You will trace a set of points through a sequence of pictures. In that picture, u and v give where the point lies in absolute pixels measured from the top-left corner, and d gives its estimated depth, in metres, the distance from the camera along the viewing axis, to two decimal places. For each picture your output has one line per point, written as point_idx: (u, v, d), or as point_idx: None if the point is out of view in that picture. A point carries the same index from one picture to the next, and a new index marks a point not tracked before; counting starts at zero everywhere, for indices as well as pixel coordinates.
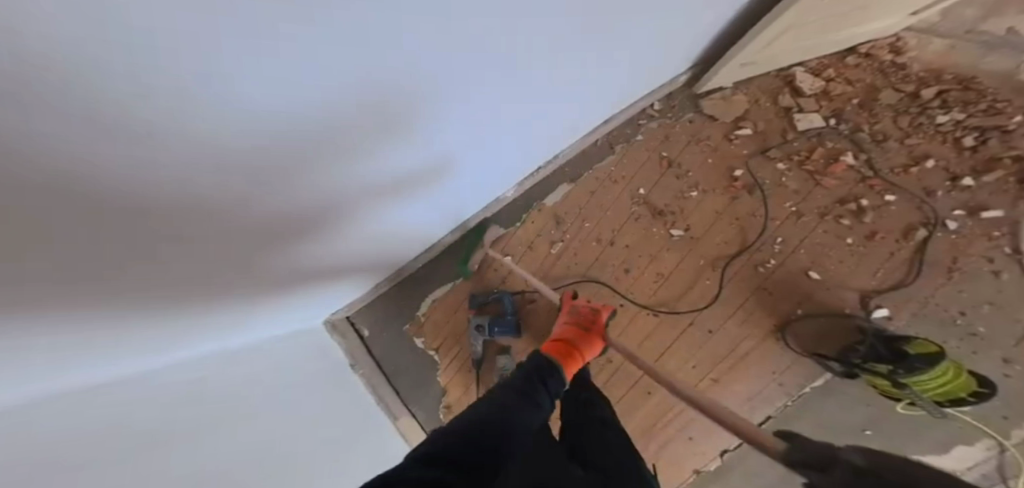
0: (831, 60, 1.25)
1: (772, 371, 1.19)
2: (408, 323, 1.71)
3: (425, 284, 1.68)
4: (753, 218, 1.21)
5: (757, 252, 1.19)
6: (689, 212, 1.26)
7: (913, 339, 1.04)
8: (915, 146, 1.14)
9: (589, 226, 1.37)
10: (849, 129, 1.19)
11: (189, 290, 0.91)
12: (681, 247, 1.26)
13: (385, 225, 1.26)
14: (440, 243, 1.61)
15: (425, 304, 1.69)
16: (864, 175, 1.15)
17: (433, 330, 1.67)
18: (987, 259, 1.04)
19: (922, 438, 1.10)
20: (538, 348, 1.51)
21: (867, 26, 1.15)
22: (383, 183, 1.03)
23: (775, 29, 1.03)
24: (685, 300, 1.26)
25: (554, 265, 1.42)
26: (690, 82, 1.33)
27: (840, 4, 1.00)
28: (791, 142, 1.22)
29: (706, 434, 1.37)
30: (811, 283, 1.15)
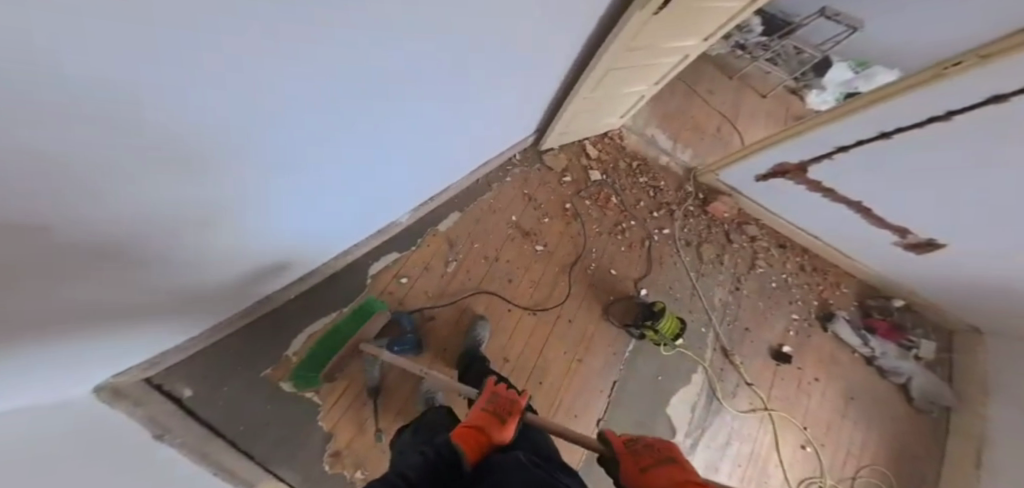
0: (598, 137, 2.08)
1: (613, 351, 1.84)
2: (269, 367, 1.42)
3: (298, 318, 1.52)
4: (578, 235, 1.89)
5: (583, 257, 1.88)
6: (545, 232, 1.86)
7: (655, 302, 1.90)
8: (636, 194, 2.02)
9: (478, 246, 1.78)
10: (611, 183, 2.02)
11: (198, 215, 0.85)
12: (543, 258, 1.83)
13: (224, 242, 1.00)
14: (329, 267, 1.59)
15: (297, 339, 1.49)
16: (621, 208, 1.98)
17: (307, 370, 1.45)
18: (675, 256, 2.02)
19: (679, 370, 1.95)
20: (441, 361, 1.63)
21: (603, 122, 1.97)
22: (255, 175, 0.86)
23: (595, 77, 1.61)
24: (552, 298, 1.81)
25: (451, 282, 1.72)
26: (537, 140, 1.88)
27: (608, 88, 1.73)
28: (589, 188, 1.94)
29: (586, 414, 1.72)
30: (612, 277, 1.91)
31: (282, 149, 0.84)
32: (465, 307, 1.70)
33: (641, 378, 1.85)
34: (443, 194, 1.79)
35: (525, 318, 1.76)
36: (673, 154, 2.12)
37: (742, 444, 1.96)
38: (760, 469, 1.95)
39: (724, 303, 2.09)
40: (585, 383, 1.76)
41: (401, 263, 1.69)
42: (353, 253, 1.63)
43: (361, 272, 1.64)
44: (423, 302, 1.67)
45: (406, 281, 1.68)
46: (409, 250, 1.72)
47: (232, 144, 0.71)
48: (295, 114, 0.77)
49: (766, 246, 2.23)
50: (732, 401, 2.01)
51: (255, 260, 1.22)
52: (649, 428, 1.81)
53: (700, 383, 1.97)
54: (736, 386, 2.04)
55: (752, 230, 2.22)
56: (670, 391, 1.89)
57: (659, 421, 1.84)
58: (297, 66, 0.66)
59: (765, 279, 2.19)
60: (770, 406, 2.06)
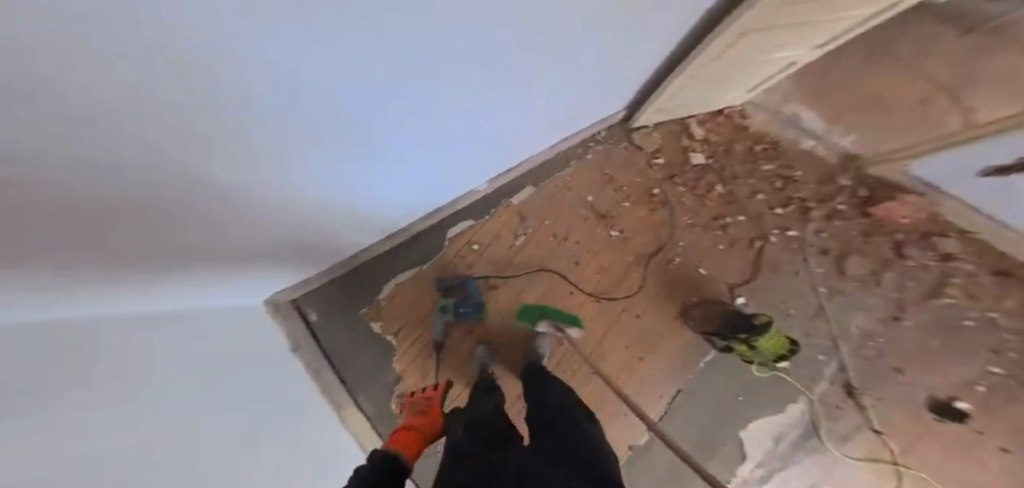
0: (708, 116, 1.77)
1: (681, 355, 1.67)
2: (365, 307, 1.73)
3: (388, 270, 1.74)
4: (664, 225, 1.70)
5: (667, 250, 1.68)
6: (624, 217, 1.71)
7: (757, 314, 1.61)
8: (752, 185, 1.70)
9: (548, 223, 1.72)
10: (718, 167, 1.73)
11: (244, 227, 0.99)
12: (617, 245, 1.69)
13: (258, 215, 0.99)
14: (415, 229, 1.73)
15: (386, 289, 1.74)
16: (727, 198, 1.70)
17: (392, 315, 1.72)
18: (795, 266, 1.65)
19: (771, 395, 1.65)
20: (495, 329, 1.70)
21: (722, 97, 1.57)
22: (270, 162, 0.81)
23: (707, 58, 1.24)
24: (620, 288, 1.68)
25: (518, 255, 1.72)
26: (625, 120, 1.76)
27: (731, 65, 1.32)
28: (686, 173, 1.73)
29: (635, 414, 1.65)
30: (700, 276, 1.67)
31: (302, 138, 0.79)
32: (528, 282, 1.71)
33: (715, 393, 1.65)
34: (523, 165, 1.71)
35: (588, 303, 1.68)
36: (822, 139, 1.69)
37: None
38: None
39: (861, 328, 1.63)
40: (644, 382, 1.66)
41: (474, 232, 1.74)
42: (436, 218, 1.73)
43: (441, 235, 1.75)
44: (489, 271, 1.73)
45: (477, 248, 1.74)
46: (483, 219, 1.74)
47: (245, 183, 0.82)
48: (305, 112, 0.71)
49: (968, 268, 1.59)
50: (840, 443, 1.64)
51: (325, 228, 1.32)
52: (713, 442, 1.63)
53: (796, 412, 1.65)
54: (852, 429, 1.64)
55: (943, 241, 1.60)
56: (749, 412, 1.65)
57: (727, 440, 1.64)
58: (288, 128, 0.74)
59: (945, 311, 1.60)
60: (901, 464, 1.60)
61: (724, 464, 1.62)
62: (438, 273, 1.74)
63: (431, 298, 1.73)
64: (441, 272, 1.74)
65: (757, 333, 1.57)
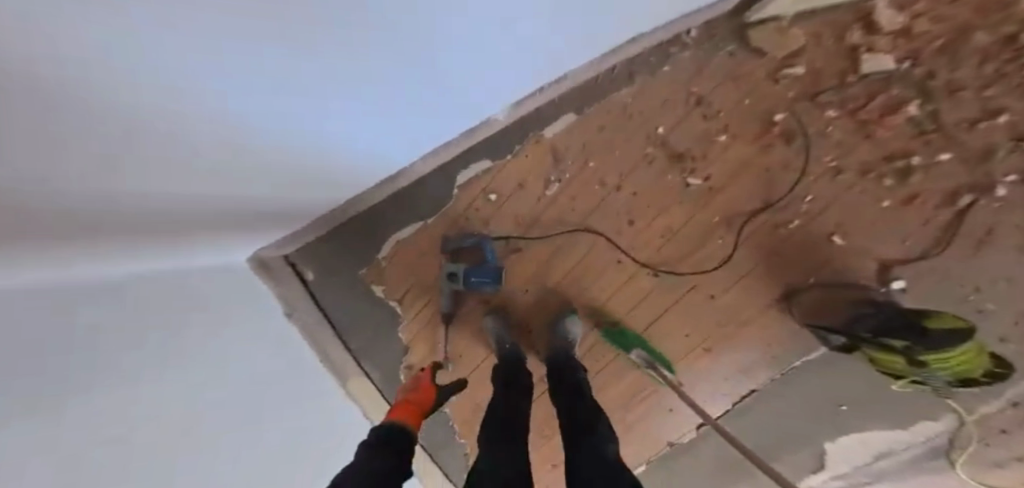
0: None
1: (768, 345, 1.20)
2: (365, 267, 1.40)
3: (392, 222, 1.34)
4: (786, 168, 1.00)
5: (786, 209, 1.02)
6: (712, 157, 1.04)
7: (939, 313, 0.98)
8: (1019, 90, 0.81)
9: (591, 168, 1.16)
10: (924, 72, 0.86)
11: (151, 186, 0.65)
12: (694, 199, 1.09)
13: (182, 160, 0.64)
14: (416, 175, 1.26)
15: (387, 245, 1.37)
16: (922, 125, 0.89)
17: (396, 277, 1.40)
18: None
19: (898, 411, 1.24)
20: (532, 289, 1.32)
21: None
22: (264, 80, 0.57)
23: None
24: (688, 261, 1.16)
25: (549, 208, 1.23)
26: (740, 6, 0.96)
27: None
28: (850, 87, 0.91)
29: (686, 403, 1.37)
30: (834, 249, 1.03)
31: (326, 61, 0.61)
32: (560, 246, 1.25)
33: (813, 402, 1.28)
34: (563, 81, 1.08)
35: (641, 276, 1.22)
36: None
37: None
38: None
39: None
40: (706, 375, 1.28)
41: (489, 178, 1.25)
42: (443, 158, 1.23)
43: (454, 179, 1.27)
44: (509, 230, 1.28)
45: (494, 199, 1.26)
46: (502, 159, 1.22)
47: (149, 113, 0.50)
48: (343, 23, 0.55)
49: None
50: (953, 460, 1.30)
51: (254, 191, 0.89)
52: (783, 443, 1.39)
53: (917, 430, 1.27)
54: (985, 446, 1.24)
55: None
56: (845, 423, 1.30)
57: (805, 442, 1.38)
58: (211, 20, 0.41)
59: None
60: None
61: (790, 460, 1.43)
62: (445, 231, 1.33)
63: (436, 259, 1.36)
64: (450, 230, 1.32)
65: (933, 344, 0.96)
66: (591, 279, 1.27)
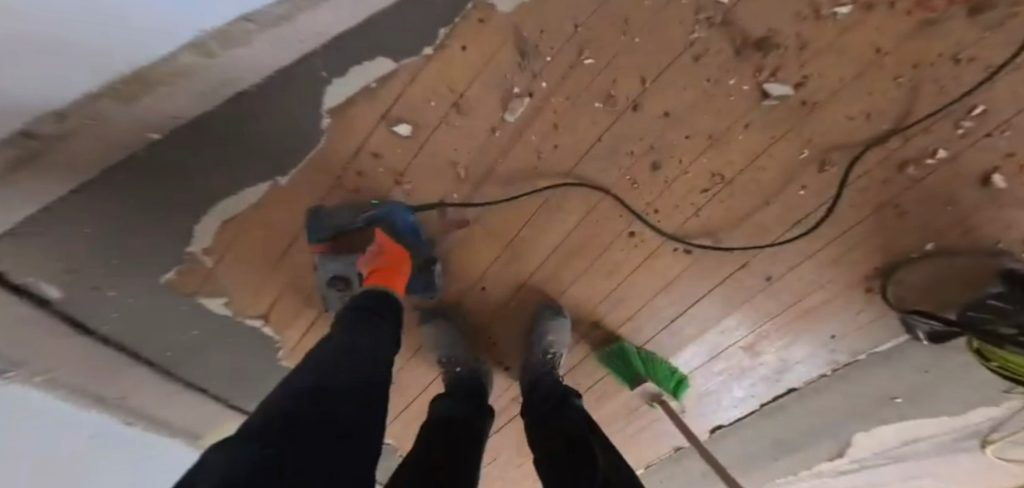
0: None
1: (831, 336, 0.85)
2: (169, 272, 0.78)
3: (210, 176, 0.67)
4: (950, 64, 0.55)
5: (924, 136, 0.62)
6: (835, 42, 0.56)
7: None
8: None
9: (587, 73, 0.63)
10: None
11: None
12: (771, 124, 0.64)
13: None
14: (222, 89, 0.58)
15: (203, 230, 0.75)
16: None
17: (245, 280, 0.85)
18: None
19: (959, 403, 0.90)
20: (485, 287, 0.86)
21: None
22: None
23: None
24: (744, 224, 0.73)
25: (507, 150, 0.71)
26: None
27: None
28: None
29: (696, 410, 1.01)
30: (981, 196, 0.66)
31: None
32: (539, 209, 0.76)
33: (855, 394, 0.92)
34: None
35: (664, 253, 0.78)
36: None
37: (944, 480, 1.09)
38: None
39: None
40: (737, 374, 0.93)
41: (394, 95, 0.67)
42: (274, 54, 0.56)
43: (308, 94, 0.63)
44: (449, 189, 0.76)
45: (408, 133, 0.71)
46: (415, 59, 0.63)
47: None
48: None
49: None
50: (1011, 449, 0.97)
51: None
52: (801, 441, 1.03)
53: (977, 419, 0.93)
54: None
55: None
56: (890, 420, 0.95)
57: (827, 440, 1.02)
58: None
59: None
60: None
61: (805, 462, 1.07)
62: (323, 196, 0.77)
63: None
64: (329, 197, 0.77)
65: None
66: (582, 265, 0.81)
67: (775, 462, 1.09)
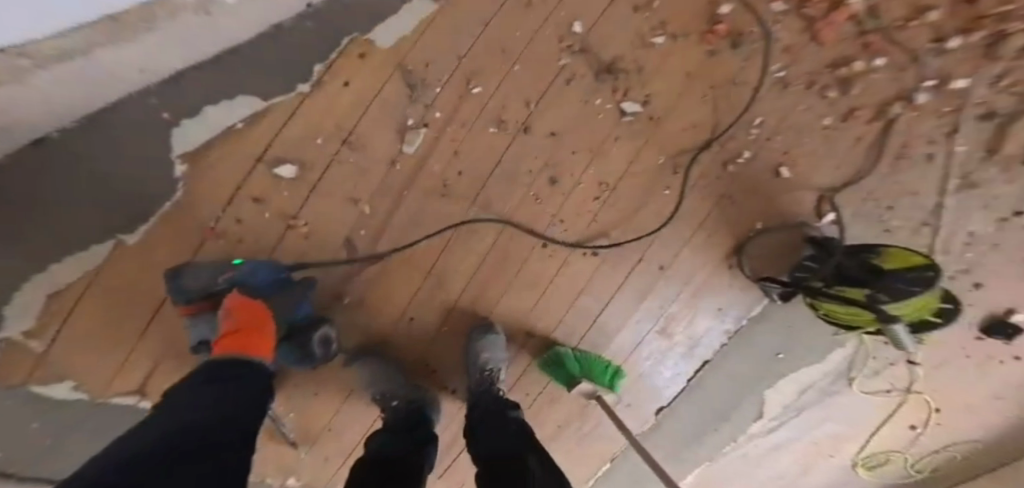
0: None
1: (718, 308, 1.01)
2: None
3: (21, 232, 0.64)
4: (732, 86, 0.82)
5: (732, 141, 0.86)
6: (654, 70, 0.80)
7: (893, 251, 0.84)
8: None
9: (481, 100, 0.78)
10: None
11: None
12: (636, 136, 0.84)
13: None
14: (15, 133, 0.58)
15: (25, 303, 0.67)
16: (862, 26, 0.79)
17: (109, 349, 0.73)
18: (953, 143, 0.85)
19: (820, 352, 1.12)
20: (413, 318, 0.86)
21: None
22: None
23: None
24: (628, 223, 0.88)
25: (417, 179, 0.80)
26: None
27: None
28: None
29: (640, 400, 1.09)
30: (778, 184, 0.90)
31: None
32: (457, 229, 0.84)
33: (750, 355, 1.09)
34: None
35: (575, 260, 0.89)
36: None
37: (844, 424, 1.26)
38: (858, 448, 1.32)
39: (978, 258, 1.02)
40: (655, 361, 1.04)
41: (267, 134, 0.73)
42: (73, 92, 0.57)
43: (142, 137, 0.66)
44: (352, 225, 0.80)
45: (291, 173, 0.75)
46: (291, 95, 0.72)
47: None
48: None
49: None
50: (869, 381, 1.20)
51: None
52: (731, 405, 1.14)
53: (839, 361, 1.15)
54: (898, 351, 1.16)
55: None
56: (788, 374, 1.13)
57: (747, 404, 1.15)
58: None
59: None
60: (939, 409, 1.25)
61: (737, 429, 1.18)
62: (197, 250, 0.74)
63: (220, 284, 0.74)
64: (205, 247, 0.75)
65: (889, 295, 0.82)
66: (507, 280, 0.88)
67: (716, 432, 1.17)
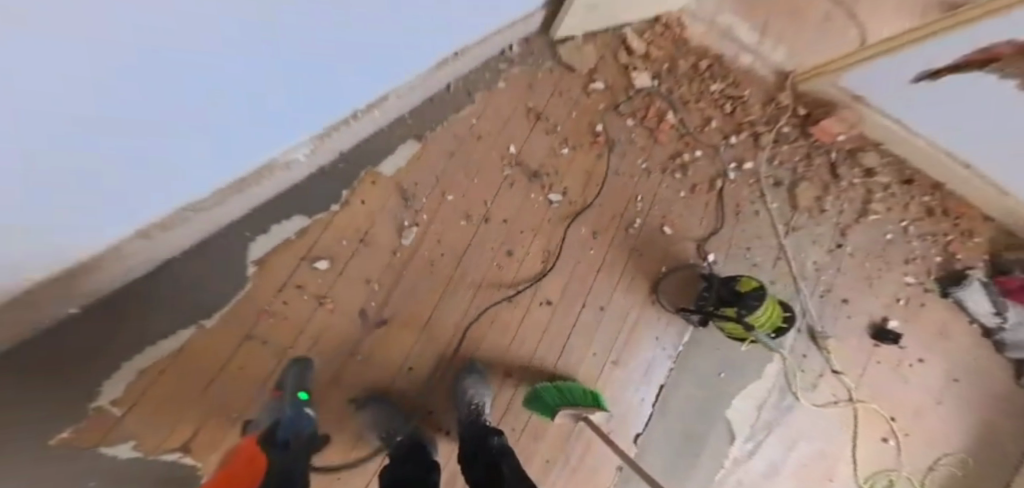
0: (644, 26, 1.34)
1: (656, 339, 1.28)
2: (65, 430, 0.81)
3: (129, 322, 0.89)
4: (617, 175, 1.25)
5: (629, 211, 1.25)
6: (564, 171, 1.22)
7: (743, 279, 1.20)
8: (703, 110, 1.32)
9: (453, 201, 1.14)
10: (668, 90, 1.31)
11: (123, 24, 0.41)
12: (561, 213, 1.21)
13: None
14: (147, 254, 0.88)
15: (119, 377, 0.86)
16: (682, 133, 1.30)
17: (166, 416, 0.87)
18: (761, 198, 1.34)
19: (749, 368, 1.43)
20: (412, 367, 1.06)
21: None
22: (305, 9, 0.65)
23: None
24: (570, 278, 1.20)
25: (410, 261, 1.09)
26: (545, 28, 1.28)
27: None
28: (633, 99, 1.29)
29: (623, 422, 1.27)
30: (668, 237, 1.27)
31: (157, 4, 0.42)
32: (445, 293, 1.10)
33: (692, 373, 1.35)
34: (381, 104, 1.07)
35: (536, 308, 1.17)
36: (758, 53, 1.37)
37: (818, 442, 1.45)
38: (852, 469, 1.45)
39: (829, 278, 1.47)
40: (618, 390, 1.25)
41: (313, 239, 1.03)
42: (198, 229, 0.93)
43: (230, 248, 0.98)
44: (365, 301, 1.04)
45: (325, 266, 1.02)
46: (325, 211, 1.05)
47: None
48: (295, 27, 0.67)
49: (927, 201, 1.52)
50: (813, 394, 1.52)
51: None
52: (700, 428, 1.35)
53: (774, 376, 1.46)
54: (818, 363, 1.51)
55: (872, 158, 1.41)
56: (736, 389, 1.41)
57: (710, 425, 1.37)
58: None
59: (957, 269, 1.61)
60: (893, 417, 1.50)
61: (716, 454, 1.36)
62: (252, 327, 0.95)
63: (264, 351, 0.95)
64: (256, 325, 0.96)
65: (750, 306, 1.16)
66: (485, 331, 1.12)
67: (700, 461, 1.33)
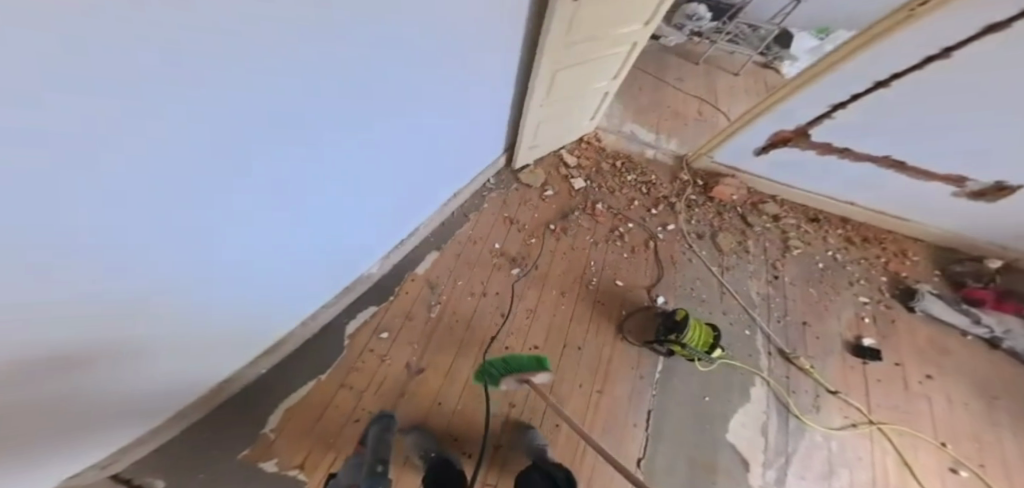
0: (574, 145, 2.02)
1: (633, 370, 1.58)
2: (247, 447, 1.26)
3: (274, 387, 1.37)
4: (574, 250, 1.76)
5: (588, 273, 1.72)
6: (534, 252, 1.75)
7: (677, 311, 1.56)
8: (627, 194, 1.90)
9: (461, 283, 1.67)
10: (596, 185, 1.92)
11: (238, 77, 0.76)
12: (536, 282, 1.69)
13: None
14: (284, 341, 1.42)
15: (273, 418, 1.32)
16: (614, 212, 1.85)
17: (293, 443, 1.29)
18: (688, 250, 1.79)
19: (732, 389, 1.61)
20: (441, 401, 1.44)
21: (572, 131, 1.94)
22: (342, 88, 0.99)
23: (542, 88, 1.56)
24: (555, 327, 1.61)
25: (437, 327, 1.57)
26: (507, 163, 1.96)
27: (563, 100, 1.69)
28: (574, 197, 1.88)
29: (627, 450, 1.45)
30: (623, 288, 1.70)
31: (251, 170, 0.90)
32: (460, 346, 1.54)
33: (678, 399, 1.56)
34: (415, 232, 1.73)
35: (530, 352, 1.55)
36: (655, 145, 2.03)
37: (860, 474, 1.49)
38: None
39: (780, 304, 1.76)
40: (610, 415, 1.50)
41: (379, 320, 1.55)
42: (306, 320, 1.47)
43: (333, 333, 1.51)
44: (409, 357, 1.50)
45: (386, 335, 1.52)
46: (383, 301, 1.60)
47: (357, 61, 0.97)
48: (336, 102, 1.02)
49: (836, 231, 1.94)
50: (822, 417, 1.59)
51: (53, 305, 0.71)
52: (706, 454, 1.48)
53: (763, 400, 1.60)
54: (810, 392, 1.63)
55: (771, 208, 1.94)
56: (722, 410, 1.57)
57: (718, 452, 1.49)
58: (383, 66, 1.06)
59: (907, 286, 1.86)
60: (943, 444, 1.56)
61: (734, 481, 1.45)
62: (343, 379, 1.42)
63: (351, 394, 1.40)
64: (344, 379, 1.43)
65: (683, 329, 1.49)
66: None
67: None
